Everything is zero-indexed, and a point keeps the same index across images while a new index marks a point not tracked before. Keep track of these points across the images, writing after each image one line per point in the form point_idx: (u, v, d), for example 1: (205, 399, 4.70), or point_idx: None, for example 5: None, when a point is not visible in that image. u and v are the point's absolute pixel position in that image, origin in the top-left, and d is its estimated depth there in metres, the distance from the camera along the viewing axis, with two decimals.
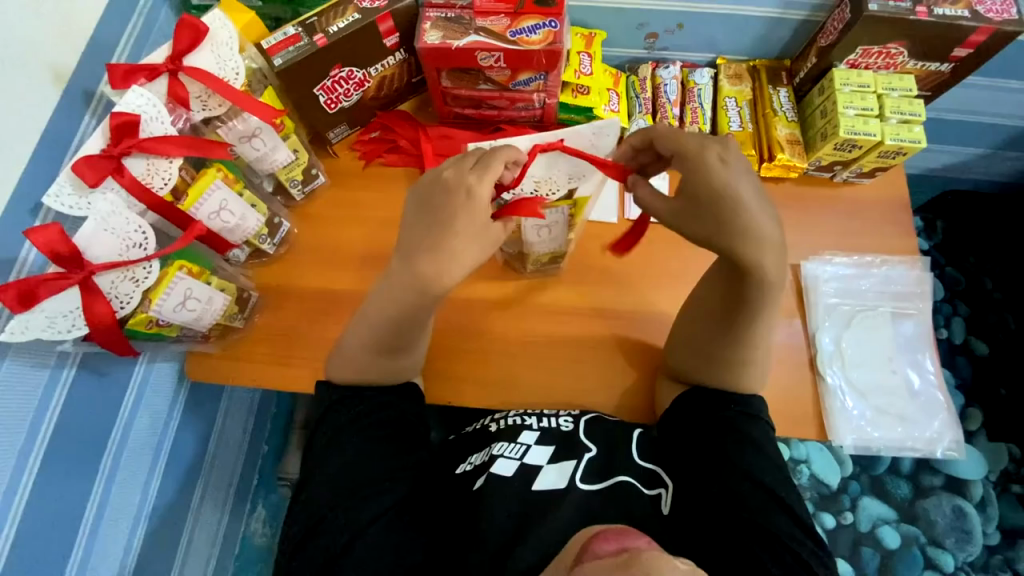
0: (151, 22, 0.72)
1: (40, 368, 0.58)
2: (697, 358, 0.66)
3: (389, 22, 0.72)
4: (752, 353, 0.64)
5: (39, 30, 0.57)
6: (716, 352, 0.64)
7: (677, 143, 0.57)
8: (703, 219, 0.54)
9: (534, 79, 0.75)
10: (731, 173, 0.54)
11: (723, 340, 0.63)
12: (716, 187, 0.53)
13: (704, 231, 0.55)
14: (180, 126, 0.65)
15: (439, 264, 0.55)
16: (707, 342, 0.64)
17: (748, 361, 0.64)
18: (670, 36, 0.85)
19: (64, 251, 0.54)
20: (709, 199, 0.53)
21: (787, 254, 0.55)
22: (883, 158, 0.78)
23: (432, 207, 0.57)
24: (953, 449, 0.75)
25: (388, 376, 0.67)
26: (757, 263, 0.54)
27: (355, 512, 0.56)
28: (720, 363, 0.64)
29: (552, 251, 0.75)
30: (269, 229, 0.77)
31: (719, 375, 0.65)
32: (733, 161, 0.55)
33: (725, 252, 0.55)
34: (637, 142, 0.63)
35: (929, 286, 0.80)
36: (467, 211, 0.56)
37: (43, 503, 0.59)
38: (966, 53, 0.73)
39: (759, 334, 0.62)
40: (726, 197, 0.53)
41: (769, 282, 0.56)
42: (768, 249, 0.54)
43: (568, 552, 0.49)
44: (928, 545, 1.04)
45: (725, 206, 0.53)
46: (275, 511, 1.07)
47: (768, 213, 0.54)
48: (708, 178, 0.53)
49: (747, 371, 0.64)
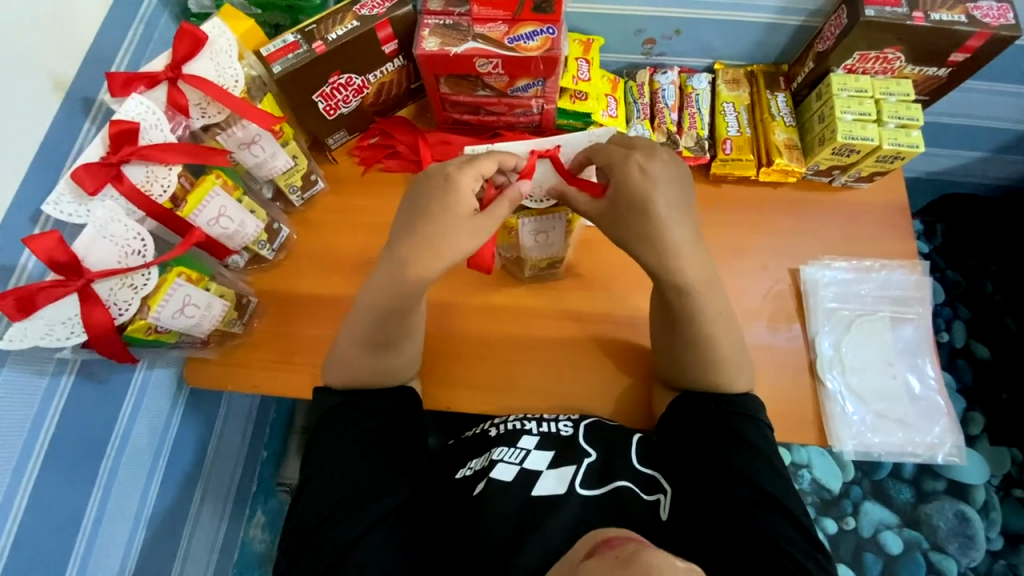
0: (150, 31, 0.72)
1: (40, 375, 0.58)
2: (673, 363, 0.67)
3: (388, 29, 0.73)
4: (716, 355, 0.64)
5: (39, 39, 0.58)
6: (680, 356, 0.66)
7: (604, 155, 0.60)
8: (622, 223, 0.59)
9: (533, 85, 0.75)
10: (650, 185, 0.57)
11: (682, 345, 0.65)
12: (633, 198, 0.57)
13: (620, 235, 0.60)
14: (180, 133, 0.66)
15: (414, 247, 0.58)
16: (669, 344, 0.67)
17: (718, 362, 0.65)
18: (668, 42, 0.86)
19: (63, 259, 0.54)
20: (627, 207, 0.58)
21: (702, 257, 0.60)
22: (882, 162, 0.78)
23: (417, 197, 0.59)
24: (954, 455, 0.75)
25: (370, 381, 0.66)
26: (667, 264, 0.59)
27: (355, 516, 0.56)
28: (691, 369, 0.65)
29: (549, 258, 0.75)
30: (269, 235, 0.77)
31: (701, 376, 0.65)
32: (654, 171, 0.58)
33: (640, 255, 0.60)
34: (581, 159, 0.63)
35: (927, 291, 0.80)
36: (446, 197, 0.57)
37: (41, 507, 0.59)
38: (963, 57, 0.74)
39: (714, 335, 0.64)
40: (637, 207, 0.58)
41: (690, 284, 0.61)
42: (676, 253, 0.59)
43: (577, 550, 0.48)
44: (931, 550, 1.03)
45: (635, 215, 0.58)
46: (274, 517, 1.06)
47: (680, 223, 0.59)
48: (627, 187, 0.58)
49: (723, 372, 0.65)
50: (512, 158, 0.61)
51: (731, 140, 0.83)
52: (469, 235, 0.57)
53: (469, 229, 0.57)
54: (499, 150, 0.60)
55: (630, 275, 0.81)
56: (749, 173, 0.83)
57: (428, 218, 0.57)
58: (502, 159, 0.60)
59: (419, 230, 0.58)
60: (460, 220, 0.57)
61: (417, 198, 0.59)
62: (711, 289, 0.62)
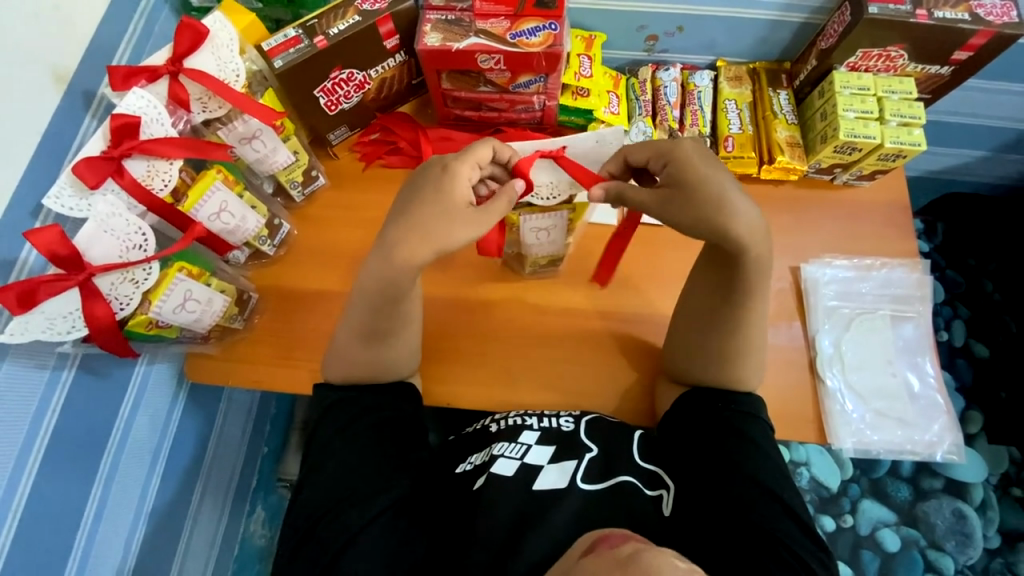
0: (151, 25, 0.72)
1: (40, 369, 0.58)
2: (686, 355, 0.68)
3: (389, 24, 0.72)
4: (744, 342, 0.64)
5: (39, 32, 0.58)
6: (704, 345, 0.65)
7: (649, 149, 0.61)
8: (699, 197, 0.56)
9: (534, 81, 0.75)
10: (711, 161, 0.58)
11: (708, 334, 0.65)
12: (702, 172, 0.56)
13: (694, 215, 0.56)
14: (181, 127, 0.65)
15: (402, 231, 0.57)
16: (689, 335, 0.67)
17: (744, 350, 0.64)
18: (671, 39, 0.85)
19: (64, 253, 0.54)
20: (699, 181, 0.56)
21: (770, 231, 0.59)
22: (883, 160, 0.78)
23: (412, 189, 0.59)
24: (953, 453, 0.75)
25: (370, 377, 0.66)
26: (747, 236, 0.56)
27: (356, 510, 0.56)
28: (710, 360, 0.65)
29: (550, 255, 0.75)
30: (269, 230, 0.77)
31: (716, 373, 0.66)
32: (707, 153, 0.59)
33: (715, 236, 0.56)
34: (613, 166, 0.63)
35: (928, 289, 0.80)
36: (441, 184, 0.57)
37: (42, 501, 0.59)
38: (966, 55, 0.73)
39: (753, 321, 0.64)
40: (709, 180, 0.56)
41: (762, 260, 0.59)
42: (753, 226, 0.56)
43: (578, 546, 0.49)
44: (928, 548, 1.04)
45: (708, 188, 0.56)
46: (274, 512, 1.06)
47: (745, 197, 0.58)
48: (691, 163, 0.57)
49: (742, 361, 0.65)
50: (508, 148, 0.61)
51: (733, 137, 0.83)
52: (462, 223, 0.56)
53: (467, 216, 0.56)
54: (492, 137, 0.61)
55: (630, 272, 0.81)
56: (751, 171, 0.83)
57: (423, 205, 0.57)
58: (497, 145, 0.60)
59: (412, 215, 0.57)
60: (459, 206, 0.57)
61: (411, 191, 0.59)
62: (765, 275, 0.61)
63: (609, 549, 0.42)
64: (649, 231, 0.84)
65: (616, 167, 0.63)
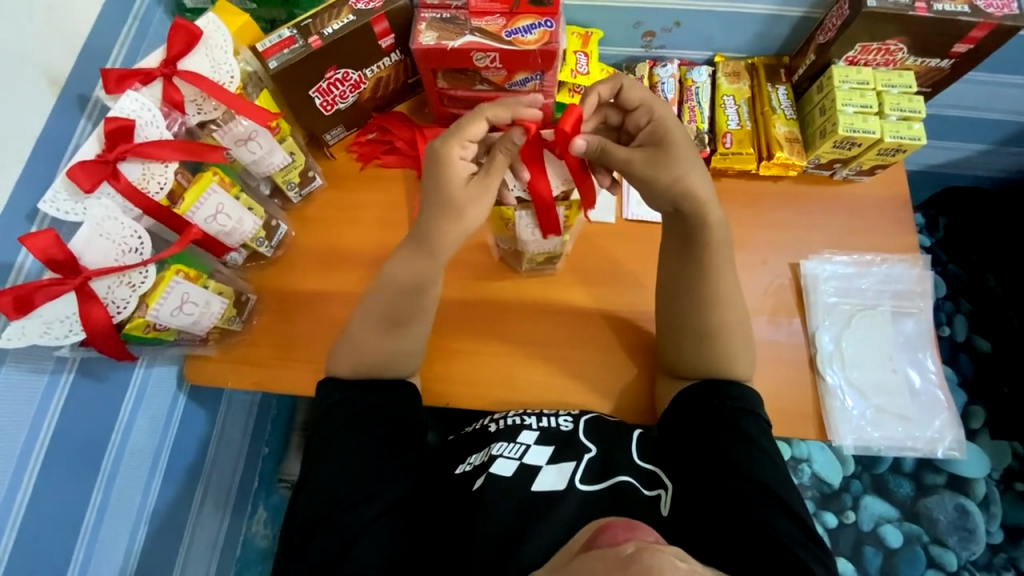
0: (145, 26, 0.72)
1: (39, 373, 0.58)
2: (668, 333, 0.68)
3: (383, 23, 0.72)
4: (717, 320, 0.65)
5: (32, 36, 0.57)
6: (690, 328, 0.66)
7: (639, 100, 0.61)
8: (673, 167, 0.59)
9: (531, 79, 0.75)
10: (686, 136, 0.60)
11: (683, 310, 0.66)
12: (678, 143, 0.60)
13: (673, 175, 0.59)
14: (175, 130, 0.65)
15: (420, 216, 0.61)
16: (671, 318, 0.67)
17: (716, 330, 0.65)
18: (668, 34, 0.85)
19: (60, 257, 0.54)
20: (675, 151, 0.59)
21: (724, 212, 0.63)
22: (883, 155, 0.77)
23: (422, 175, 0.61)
24: (954, 449, 0.75)
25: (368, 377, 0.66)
26: (708, 210, 0.61)
27: (354, 513, 0.56)
28: (687, 337, 0.66)
29: (547, 252, 0.74)
30: (266, 232, 0.77)
31: (694, 353, 0.66)
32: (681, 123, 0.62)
33: (686, 198, 0.59)
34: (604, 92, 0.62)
35: (929, 284, 0.79)
36: (437, 174, 0.58)
37: (42, 507, 0.59)
38: (966, 48, 0.73)
39: (724, 296, 0.65)
40: (683, 145, 0.60)
41: (721, 234, 0.63)
42: (716, 195, 0.61)
43: (575, 540, 0.49)
44: (931, 543, 1.04)
45: (683, 154, 0.59)
46: (275, 513, 1.06)
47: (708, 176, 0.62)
48: (671, 133, 0.60)
49: (722, 344, 0.65)
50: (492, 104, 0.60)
51: (731, 133, 0.82)
52: (468, 204, 0.58)
53: (469, 194, 0.58)
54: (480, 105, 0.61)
55: (631, 271, 0.81)
56: (749, 168, 0.82)
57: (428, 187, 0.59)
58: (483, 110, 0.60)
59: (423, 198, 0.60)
60: (457, 192, 0.58)
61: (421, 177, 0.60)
62: (728, 254, 0.64)
63: (609, 545, 0.42)
64: (648, 229, 0.83)
65: (605, 91, 0.62)
